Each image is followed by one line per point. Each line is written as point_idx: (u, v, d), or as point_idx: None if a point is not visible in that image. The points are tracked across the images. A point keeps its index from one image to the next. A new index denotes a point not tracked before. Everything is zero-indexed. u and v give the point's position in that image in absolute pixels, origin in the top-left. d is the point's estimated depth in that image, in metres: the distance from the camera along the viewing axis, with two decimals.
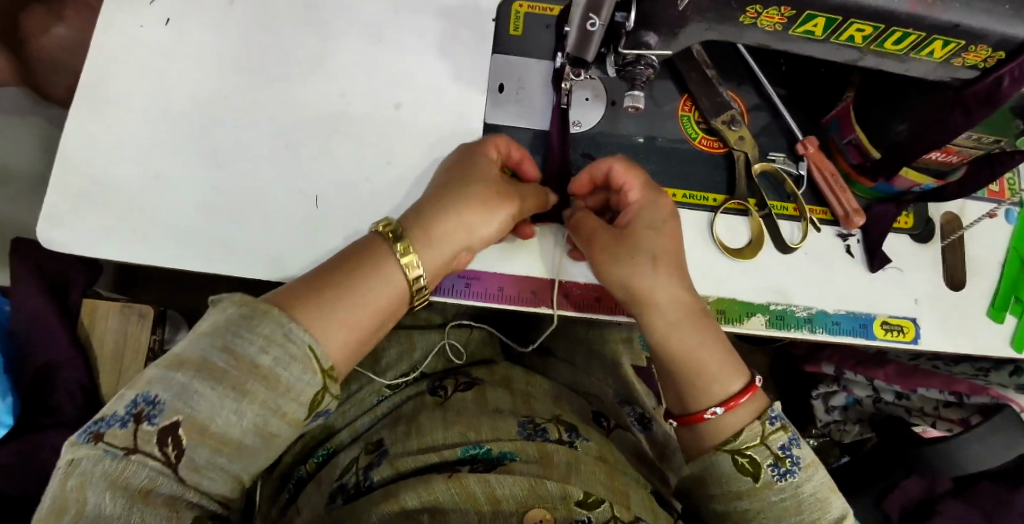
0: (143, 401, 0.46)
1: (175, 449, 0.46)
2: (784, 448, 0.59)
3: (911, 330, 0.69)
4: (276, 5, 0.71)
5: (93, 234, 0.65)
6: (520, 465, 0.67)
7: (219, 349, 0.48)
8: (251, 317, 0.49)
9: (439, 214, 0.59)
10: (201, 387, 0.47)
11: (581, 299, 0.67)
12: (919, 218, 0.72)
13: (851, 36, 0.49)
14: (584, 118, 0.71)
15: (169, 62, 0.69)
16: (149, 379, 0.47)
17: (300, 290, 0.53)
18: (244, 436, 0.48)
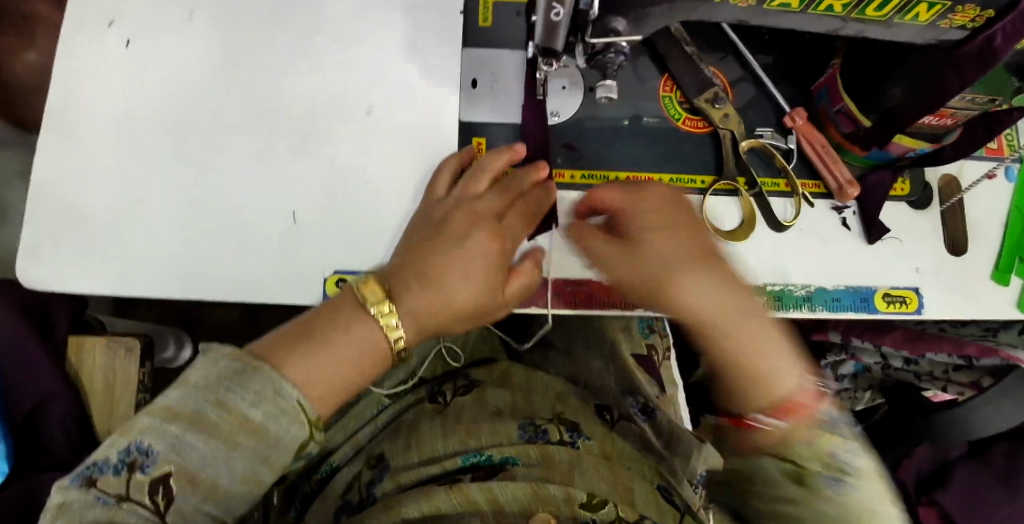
0: (137, 450, 0.46)
1: (165, 499, 0.46)
2: (842, 454, 0.54)
3: (914, 301, 0.67)
4: (236, 16, 0.68)
5: (70, 268, 0.64)
6: (521, 469, 0.66)
7: (212, 403, 0.47)
8: (242, 372, 0.49)
9: (427, 254, 0.59)
10: (194, 441, 0.46)
11: (573, 296, 0.65)
12: (915, 183, 0.70)
13: (829, 6, 0.47)
14: (563, 107, 0.68)
15: (133, 83, 0.67)
16: (144, 425, 0.47)
17: (283, 341, 0.52)
18: (233, 483, 0.48)
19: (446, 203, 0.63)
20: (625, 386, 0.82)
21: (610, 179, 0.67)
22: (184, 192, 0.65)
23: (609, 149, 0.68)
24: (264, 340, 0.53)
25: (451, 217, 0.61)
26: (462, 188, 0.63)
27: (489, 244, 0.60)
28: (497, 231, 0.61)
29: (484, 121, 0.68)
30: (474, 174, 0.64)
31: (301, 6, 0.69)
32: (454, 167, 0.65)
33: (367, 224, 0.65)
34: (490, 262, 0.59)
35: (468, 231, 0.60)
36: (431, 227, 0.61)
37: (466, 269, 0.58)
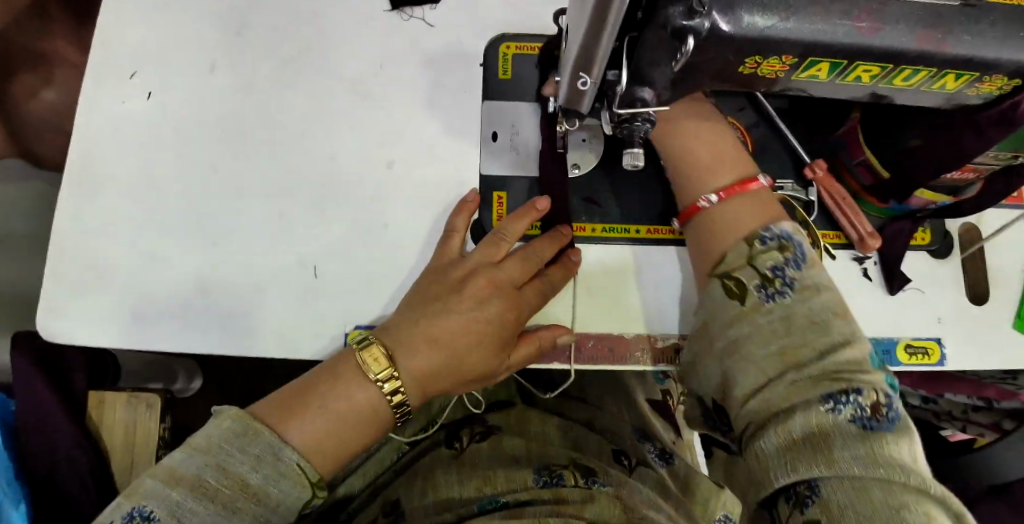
0: (139, 515, 0.49)
1: None
2: (775, 269, 0.56)
3: (935, 352, 0.67)
4: (259, 70, 0.69)
5: (88, 322, 0.64)
6: (533, 508, 0.66)
7: (212, 467, 0.52)
8: (245, 434, 0.53)
9: (437, 320, 0.60)
10: (192, 505, 0.50)
11: (594, 351, 0.65)
12: (936, 232, 0.70)
13: (858, 76, 0.46)
14: (582, 160, 0.68)
15: (154, 138, 0.67)
16: (148, 490, 0.51)
17: (289, 401, 0.56)
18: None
19: (463, 264, 0.63)
20: (642, 430, 0.84)
21: (631, 232, 0.68)
22: (204, 247, 0.65)
23: (629, 200, 0.69)
24: (272, 398, 0.57)
25: (469, 282, 0.61)
26: (482, 253, 0.63)
27: (501, 315, 0.61)
28: (513, 301, 0.62)
29: (504, 174, 0.68)
30: (494, 237, 0.64)
31: (322, 58, 0.69)
32: (464, 223, 0.65)
33: (388, 279, 0.66)
34: (498, 332, 0.61)
35: (485, 299, 0.61)
36: (446, 290, 0.61)
37: (474, 337, 0.60)
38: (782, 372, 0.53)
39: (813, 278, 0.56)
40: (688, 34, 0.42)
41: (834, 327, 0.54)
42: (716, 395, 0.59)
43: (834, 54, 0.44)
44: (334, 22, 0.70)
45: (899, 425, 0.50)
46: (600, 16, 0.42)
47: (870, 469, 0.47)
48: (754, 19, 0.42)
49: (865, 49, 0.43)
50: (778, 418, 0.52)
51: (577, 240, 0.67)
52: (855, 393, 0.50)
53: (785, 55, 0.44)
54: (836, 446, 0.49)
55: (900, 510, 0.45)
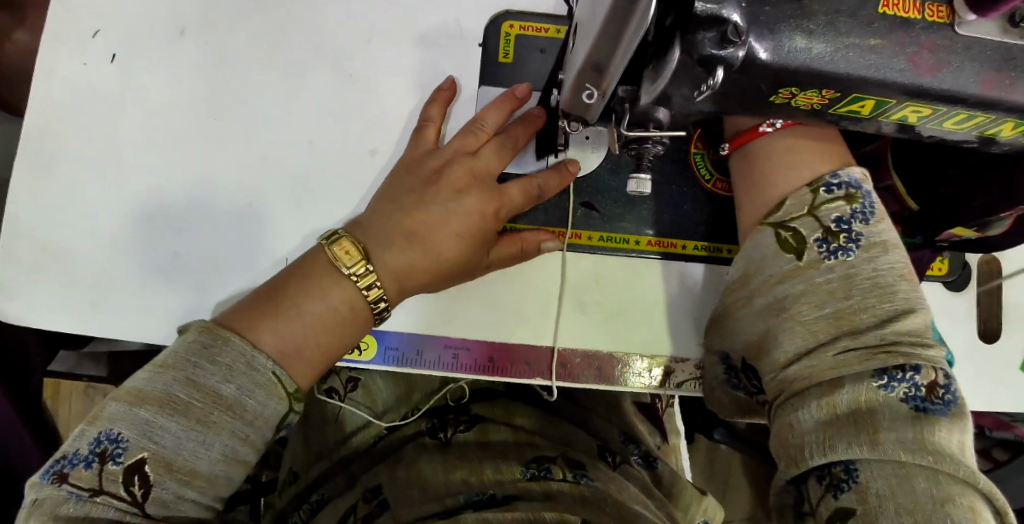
0: (107, 440, 0.42)
1: (143, 487, 0.42)
2: (839, 222, 0.48)
3: None
4: (235, 36, 0.62)
5: (41, 301, 0.59)
6: (525, 503, 0.62)
7: (182, 381, 0.45)
8: (212, 345, 0.47)
9: (416, 208, 0.56)
10: (162, 422, 0.43)
11: (581, 368, 0.61)
12: (955, 263, 0.66)
13: (904, 117, 0.41)
14: (583, 161, 0.63)
15: (119, 107, 0.61)
16: (113, 414, 0.43)
17: (256, 308, 0.50)
18: (215, 468, 0.45)
19: (439, 155, 0.58)
20: (627, 434, 0.80)
21: (631, 243, 0.63)
22: (171, 229, 0.60)
23: (631, 206, 0.63)
24: (238, 307, 0.51)
25: (444, 172, 0.57)
26: (459, 142, 0.58)
27: (475, 210, 0.56)
28: (491, 194, 0.57)
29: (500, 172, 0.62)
30: (471, 127, 0.59)
31: (307, 26, 0.63)
32: (439, 113, 0.60)
33: None
34: (479, 228, 0.56)
35: (462, 190, 0.57)
36: (422, 183, 0.57)
37: (452, 235, 0.55)
38: (835, 336, 0.45)
39: (880, 234, 0.47)
40: (718, 64, 0.37)
41: (898, 293, 0.45)
42: (744, 353, 0.52)
43: (883, 92, 0.38)
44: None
45: (955, 411, 0.42)
46: (615, 32, 0.36)
47: (918, 457, 0.40)
48: (795, 45, 0.37)
49: (919, 89, 0.38)
50: (821, 388, 0.44)
51: (571, 247, 0.62)
52: (912, 369, 0.42)
53: (826, 88, 0.39)
54: (883, 424, 0.41)
55: (944, 503, 0.38)
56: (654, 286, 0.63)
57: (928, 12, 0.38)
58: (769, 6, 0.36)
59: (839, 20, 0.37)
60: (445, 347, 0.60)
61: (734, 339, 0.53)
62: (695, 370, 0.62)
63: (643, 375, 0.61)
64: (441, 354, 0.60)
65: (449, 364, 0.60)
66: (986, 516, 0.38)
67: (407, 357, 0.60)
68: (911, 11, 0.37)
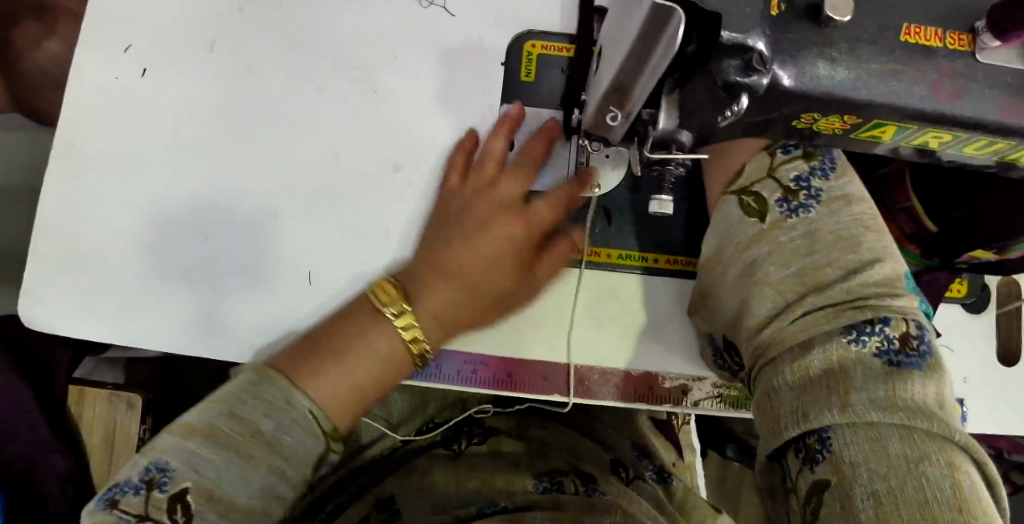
0: (152, 469, 0.47)
1: (183, 515, 0.46)
2: (798, 180, 0.49)
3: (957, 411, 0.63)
4: (265, 52, 0.64)
5: (68, 308, 0.60)
6: (534, 513, 0.62)
7: (225, 414, 0.48)
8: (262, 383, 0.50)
9: (446, 243, 0.57)
10: (205, 453, 0.47)
11: (597, 384, 0.61)
12: (974, 284, 0.65)
13: (925, 142, 0.41)
14: None
15: (150, 120, 0.62)
16: (164, 444, 0.48)
17: (302, 353, 0.53)
18: (254, 501, 0.48)
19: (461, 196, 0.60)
20: (640, 448, 0.80)
21: (649, 260, 0.63)
22: (195, 240, 0.61)
23: (648, 223, 0.64)
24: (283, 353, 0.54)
25: (469, 208, 0.59)
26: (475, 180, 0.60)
27: (504, 238, 0.57)
28: (521, 222, 0.58)
29: None
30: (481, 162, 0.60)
31: (333, 43, 0.64)
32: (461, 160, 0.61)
33: None
34: (511, 254, 0.58)
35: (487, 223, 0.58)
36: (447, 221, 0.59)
37: (485, 263, 0.57)
38: (802, 294, 0.45)
39: (844, 188, 0.49)
40: (742, 91, 0.37)
41: (863, 245, 0.46)
42: (723, 330, 0.53)
43: (904, 119, 0.39)
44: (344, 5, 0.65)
45: (929, 362, 0.41)
46: (639, 55, 0.37)
47: (889, 415, 0.39)
48: (817, 71, 0.37)
49: (940, 116, 0.38)
50: (794, 353, 0.43)
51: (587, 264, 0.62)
52: (881, 322, 0.42)
53: (847, 114, 0.39)
54: (855, 383, 0.41)
55: (920, 462, 0.37)
56: (671, 304, 0.63)
57: (949, 40, 0.38)
58: (790, 33, 0.37)
59: (860, 48, 0.37)
60: (464, 361, 0.61)
61: (716, 317, 0.53)
62: (713, 388, 0.63)
63: (660, 392, 0.62)
64: (459, 366, 0.60)
65: (466, 377, 0.61)
66: (964, 469, 0.38)
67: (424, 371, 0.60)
68: (932, 39, 0.38)
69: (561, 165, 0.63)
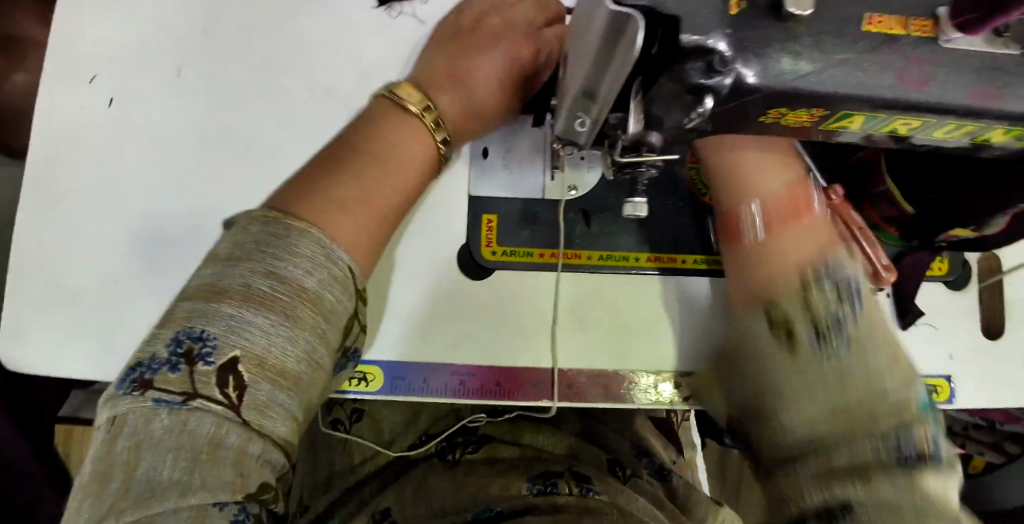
0: (189, 339, 0.39)
1: (238, 390, 0.39)
2: (829, 316, 0.46)
3: (946, 390, 0.64)
4: (235, 75, 0.63)
5: (47, 347, 0.59)
6: (533, 518, 0.63)
7: (262, 274, 0.42)
8: (286, 235, 0.43)
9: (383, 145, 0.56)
10: (251, 319, 0.40)
11: (587, 387, 0.61)
12: (954, 262, 0.66)
13: (894, 129, 0.41)
14: (579, 181, 0.63)
15: (122, 150, 0.62)
16: (188, 312, 0.41)
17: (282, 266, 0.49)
18: (302, 367, 0.42)
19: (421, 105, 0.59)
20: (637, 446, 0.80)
21: (630, 260, 0.63)
22: (175, 269, 0.60)
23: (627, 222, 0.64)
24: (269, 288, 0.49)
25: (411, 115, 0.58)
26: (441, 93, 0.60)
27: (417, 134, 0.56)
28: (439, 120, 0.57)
29: (499, 197, 0.63)
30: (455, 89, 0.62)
31: (304, 60, 0.64)
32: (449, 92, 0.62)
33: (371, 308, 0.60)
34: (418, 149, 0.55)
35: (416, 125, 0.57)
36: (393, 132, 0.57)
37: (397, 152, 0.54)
38: (823, 377, 0.44)
39: (871, 327, 0.46)
40: (706, 92, 0.37)
41: (887, 374, 0.44)
42: (738, 408, 0.51)
43: (873, 108, 0.39)
44: (314, 25, 0.65)
45: (946, 466, 0.40)
46: (602, 62, 0.37)
47: (908, 497, 0.39)
48: (781, 66, 0.37)
49: (908, 103, 0.38)
50: (814, 443, 0.43)
51: (566, 268, 0.62)
52: (900, 428, 0.41)
53: (815, 107, 0.39)
54: (876, 476, 0.40)
55: None
56: (655, 302, 0.63)
57: (913, 26, 0.38)
58: (757, 31, 0.36)
59: (825, 41, 0.37)
60: (451, 374, 0.60)
61: (740, 386, 0.52)
62: None
63: (650, 392, 0.61)
64: (447, 380, 0.60)
65: (454, 389, 0.60)
66: None
67: (413, 386, 0.59)
68: (895, 28, 0.38)
69: (538, 169, 0.63)
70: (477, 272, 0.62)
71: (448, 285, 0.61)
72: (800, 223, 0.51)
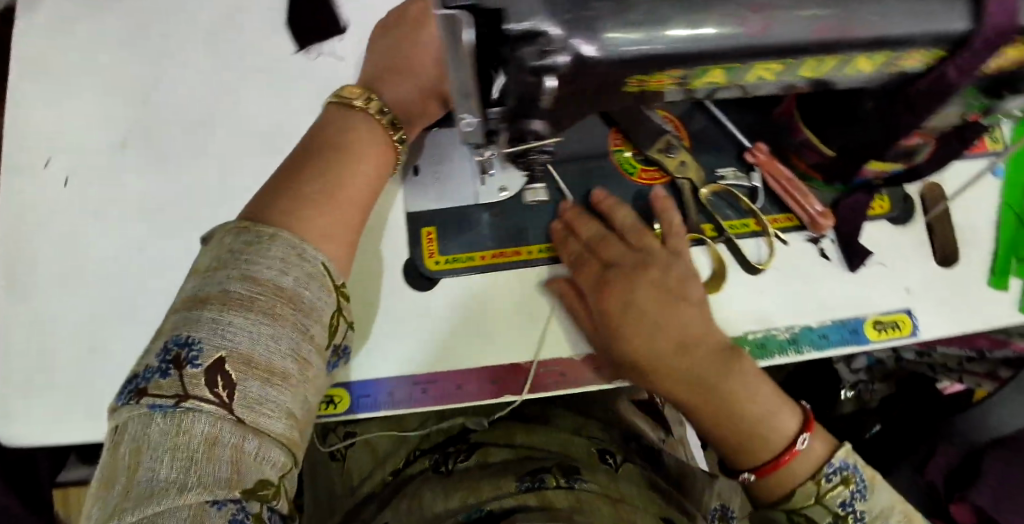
0: (177, 345, 0.44)
1: (228, 389, 0.44)
2: (844, 506, 0.54)
3: (907, 324, 0.64)
4: (173, 136, 0.67)
5: (30, 418, 0.62)
6: (526, 514, 0.63)
7: (239, 278, 0.46)
8: (259, 242, 0.48)
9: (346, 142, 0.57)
10: (233, 319, 0.44)
11: (546, 377, 0.62)
12: (894, 198, 0.66)
13: (761, 75, 0.43)
14: (509, 182, 0.65)
15: (76, 229, 0.65)
16: (176, 323, 0.46)
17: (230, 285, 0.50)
18: (286, 362, 0.46)
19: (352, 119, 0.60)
20: (626, 431, 0.81)
21: None
22: (143, 324, 0.63)
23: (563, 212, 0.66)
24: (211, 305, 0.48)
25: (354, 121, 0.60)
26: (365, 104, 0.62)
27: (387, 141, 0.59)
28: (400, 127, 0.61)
29: (434, 211, 0.65)
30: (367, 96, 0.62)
31: (233, 111, 0.67)
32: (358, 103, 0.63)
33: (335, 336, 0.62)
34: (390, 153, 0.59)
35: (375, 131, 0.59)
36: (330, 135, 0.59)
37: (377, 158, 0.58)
38: None
39: (882, 505, 0.54)
40: (547, 73, 0.38)
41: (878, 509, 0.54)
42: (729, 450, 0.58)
43: (726, 60, 0.40)
44: (234, 80, 0.68)
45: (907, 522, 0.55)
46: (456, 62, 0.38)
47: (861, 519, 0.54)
48: (624, 37, 0.38)
49: (759, 49, 0.40)
50: None
51: (511, 266, 0.64)
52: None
53: (670, 69, 0.41)
54: (830, 495, 0.54)
55: None
56: None
57: None
58: (591, 9, 0.37)
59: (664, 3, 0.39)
60: (412, 383, 0.62)
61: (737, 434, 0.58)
62: None
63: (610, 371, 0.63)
64: (410, 390, 0.62)
65: (418, 398, 0.62)
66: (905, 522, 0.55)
67: (379, 401, 0.62)
68: None
69: (468, 176, 0.65)
70: (425, 283, 0.64)
71: (398, 301, 0.63)
72: (672, 340, 0.56)
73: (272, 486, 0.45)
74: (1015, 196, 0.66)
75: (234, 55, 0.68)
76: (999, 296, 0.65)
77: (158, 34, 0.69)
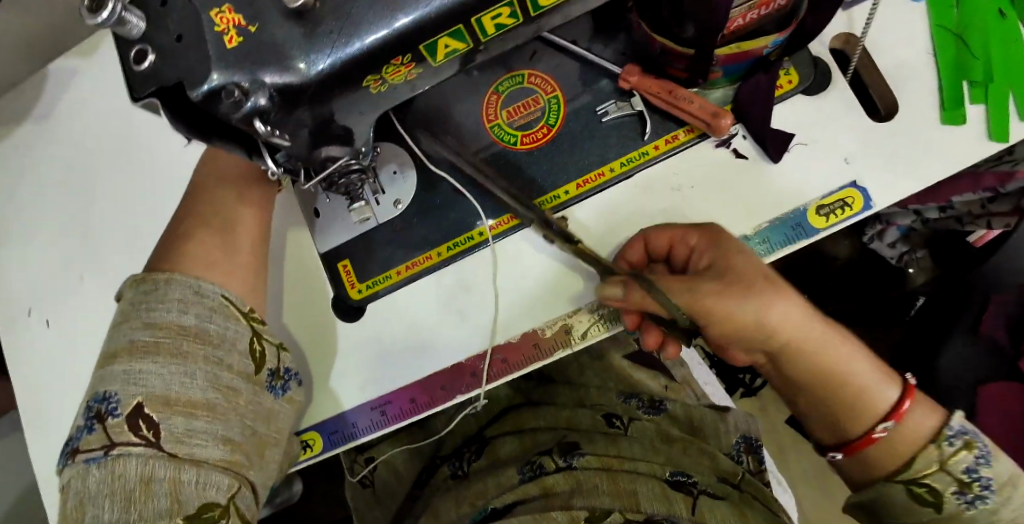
0: (96, 402, 0.48)
1: (150, 428, 0.47)
2: (969, 471, 0.50)
3: (857, 200, 0.56)
4: (95, 242, 0.71)
5: None
6: (523, 508, 0.62)
7: (142, 326, 0.49)
8: (156, 288, 0.51)
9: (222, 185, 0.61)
10: (142, 367, 0.47)
11: (490, 369, 0.62)
12: (802, 68, 0.59)
13: (499, 24, 0.41)
14: (402, 193, 0.65)
15: (37, 357, 0.69)
16: (96, 384, 0.49)
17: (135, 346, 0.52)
18: (208, 394, 0.49)
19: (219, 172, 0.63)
20: (626, 390, 0.78)
21: (477, 236, 0.64)
22: None
23: (462, 202, 0.65)
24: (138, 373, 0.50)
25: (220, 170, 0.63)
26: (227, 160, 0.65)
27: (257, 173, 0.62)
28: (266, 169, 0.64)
29: (342, 245, 0.66)
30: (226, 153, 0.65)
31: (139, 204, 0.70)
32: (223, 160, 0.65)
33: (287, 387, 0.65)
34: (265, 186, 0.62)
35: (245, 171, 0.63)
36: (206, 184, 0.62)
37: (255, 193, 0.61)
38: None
39: (1005, 469, 0.51)
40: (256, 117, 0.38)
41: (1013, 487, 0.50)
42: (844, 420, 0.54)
43: (440, 26, 0.39)
44: (128, 184, 0.71)
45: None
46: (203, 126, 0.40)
47: (990, 490, 0.50)
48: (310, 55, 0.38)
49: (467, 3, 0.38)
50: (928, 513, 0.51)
51: (428, 272, 0.64)
52: (982, 492, 0.50)
53: (395, 58, 0.40)
54: (955, 466, 0.50)
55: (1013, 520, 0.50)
56: (519, 265, 0.63)
57: None
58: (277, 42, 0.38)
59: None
60: (371, 409, 0.64)
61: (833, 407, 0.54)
62: (593, 314, 0.61)
63: (556, 341, 0.62)
64: (371, 416, 0.64)
65: (382, 421, 0.64)
66: None
67: (347, 434, 0.64)
68: None
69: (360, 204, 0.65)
70: (355, 312, 0.65)
71: (334, 339, 0.65)
72: (771, 282, 0.51)
73: (218, 507, 0.47)
74: (945, 15, 0.58)
75: (127, 154, 0.72)
76: (957, 131, 0.56)
77: (56, 157, 0.73)
